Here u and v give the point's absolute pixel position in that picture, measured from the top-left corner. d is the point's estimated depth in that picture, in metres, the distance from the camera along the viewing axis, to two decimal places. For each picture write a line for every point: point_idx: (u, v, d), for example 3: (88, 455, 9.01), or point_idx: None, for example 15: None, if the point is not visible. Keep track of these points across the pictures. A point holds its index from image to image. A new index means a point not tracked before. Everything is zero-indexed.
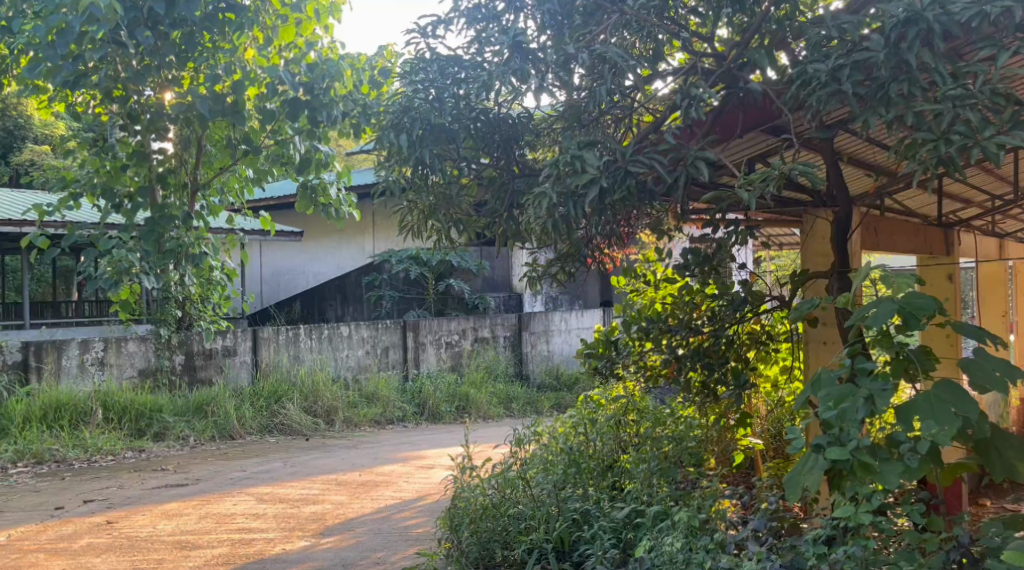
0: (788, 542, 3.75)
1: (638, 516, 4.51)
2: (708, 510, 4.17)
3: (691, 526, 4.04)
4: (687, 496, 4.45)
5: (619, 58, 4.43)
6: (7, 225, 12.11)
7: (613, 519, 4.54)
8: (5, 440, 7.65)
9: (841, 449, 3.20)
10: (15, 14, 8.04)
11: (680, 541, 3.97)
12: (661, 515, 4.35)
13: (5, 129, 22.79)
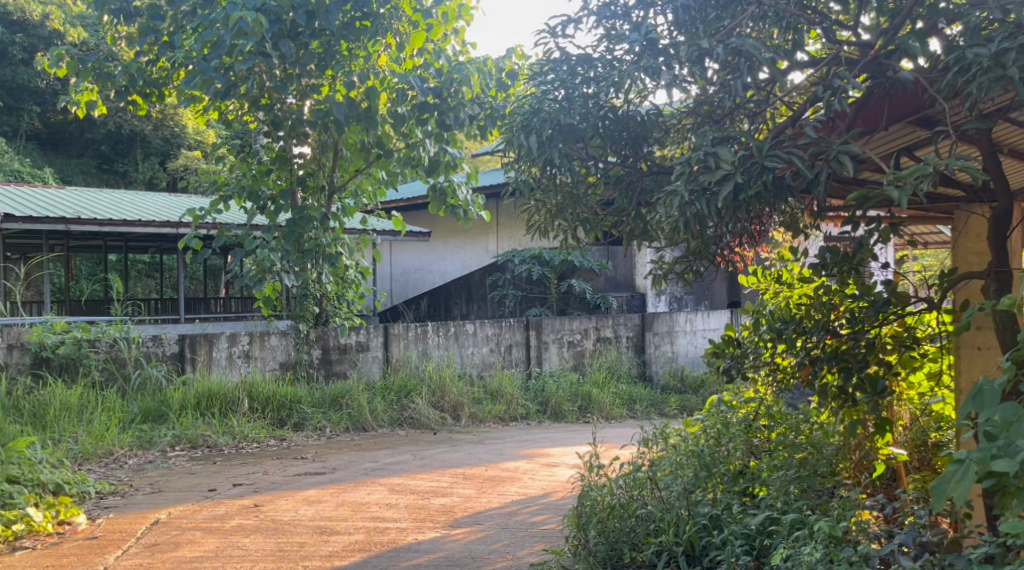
0: (945, 560, 3.70)
1: (773, 524, 4.50)
2: (848, 521, 4.16)
3: (833, 535, 4.05)
4: (825, 506, 4.49)
5: (756, 51, 4.41)
6: (165, 226, 13.08)
7: (745, 526, 4.52)
8: (165, 425, 8.19)
9: (1007, 462, 3.03)
10: (176, 30, 8.73)
11: (820, 552, 3.94)
12: (798, 523, 4.36)
13: (163, 138, 25.19)
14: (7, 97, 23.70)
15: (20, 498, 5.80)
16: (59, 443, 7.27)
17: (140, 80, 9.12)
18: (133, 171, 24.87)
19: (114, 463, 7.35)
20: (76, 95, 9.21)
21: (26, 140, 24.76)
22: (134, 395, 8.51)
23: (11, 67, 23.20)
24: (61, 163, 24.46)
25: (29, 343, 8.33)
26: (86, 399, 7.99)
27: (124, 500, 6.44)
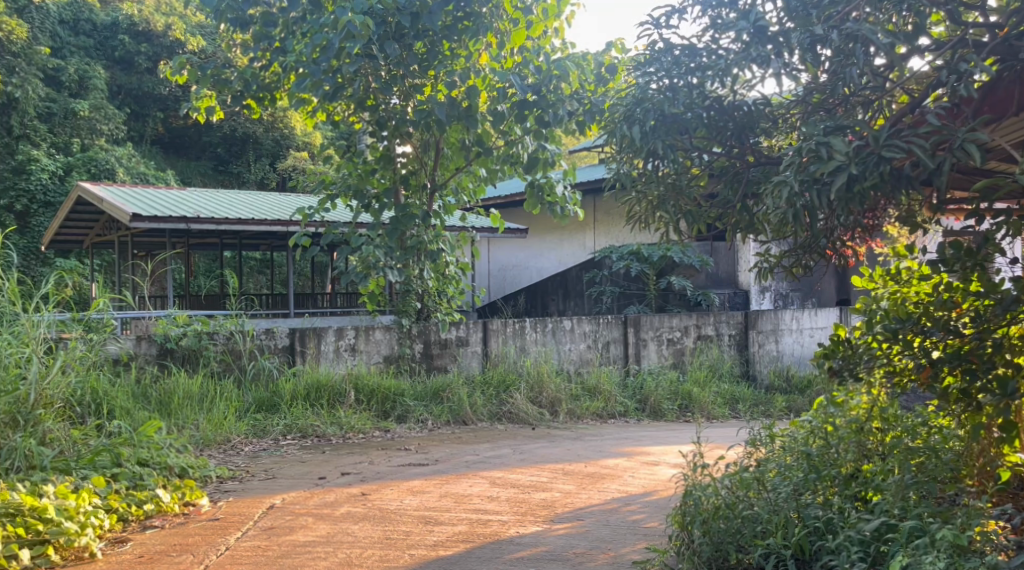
0: None
1: (890, 530, 4.42)
2: (971, 529, 4.13)
3: (957, 546, 4.02)
4: (946, 514, 4.40)
5: (870, 35, 4.36)
6: (276, 225, 13.54)
7: (860, 531, 4.44)
8: (278, 415, 8.55)
9: None
10: (287, 35, 9.11)
11: (944, 561, 3.94)
12: (918, 530, 4.31)
13: (274, 139, 28.22)
14: (135, 103, 27.32)
15: (150, 479, 6.14)
16: (182, 430, 7.64)
17: (254, 85, 9.56)
18: (246, 171, 27.86)
19: (231, 449, 7.70)
20: (196, 102, 9.75)
21: (151, 144, 27.78)
22: (249, 385, 8.93)
23: (137, 74, 26.99)
24: (181, 164, 27.59)
25: (156, 334, 8.77)
26: (206, 389, 8.36)
27: (241, 485, 6.71)
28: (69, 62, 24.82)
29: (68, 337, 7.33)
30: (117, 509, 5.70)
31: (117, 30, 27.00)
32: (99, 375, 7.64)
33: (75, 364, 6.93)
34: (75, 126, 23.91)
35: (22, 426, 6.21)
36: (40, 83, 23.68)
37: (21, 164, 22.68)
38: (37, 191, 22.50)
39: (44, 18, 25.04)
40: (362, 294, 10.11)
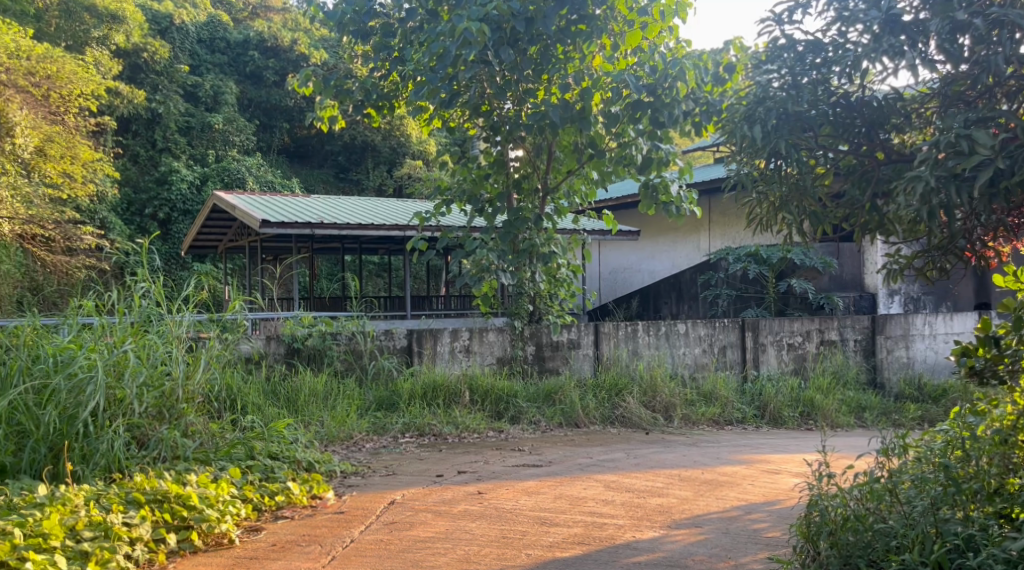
0: None
1: None
2: None
3: None
4: None
5: (1020, 19, 4.27)
6: (394, 230, 13.88)
7: (1004, 550, 4.25)
8: (397, 414, 8.78)
9: None
10: (405, 45, 9.53)
11: None
12: None
13: (391, 147, 28.77)
14: (264, 115, 28.72)
15: (281, 473, 6.49)
16: (309, 427, 8.00)
17: (375, 95, 9.86)
18: (365, 177, 28.55)
19: (353, 446, 7.93)
20: (321, 113, 10.12)
21: (278, 154, 29.06)
22: (370, 384, 9.29)
23: (265, 88, 28.58)
24: (306, 172, 28.61)
25: (284, 335, 9.24)
26: (330, 387, 8.76)
27: (364, 480, 6.91)
28: (205, 78, 26.42)
29: (207, 336, 7.71)
30: (252, 499, 6.02)
31: (248, 46, 28.57)
32: (234, 372, 8.03)
33: (214, 360, 7.22)
34: (210, 139, 25.26)
35: (167, 419, 6.60)
36: (180, 99, 25.13)
37: (163, 174, 23.99)
38: (177, 200, 23.67)
39: (183, 38, 26.96)
40: (476, 297, 10.29)
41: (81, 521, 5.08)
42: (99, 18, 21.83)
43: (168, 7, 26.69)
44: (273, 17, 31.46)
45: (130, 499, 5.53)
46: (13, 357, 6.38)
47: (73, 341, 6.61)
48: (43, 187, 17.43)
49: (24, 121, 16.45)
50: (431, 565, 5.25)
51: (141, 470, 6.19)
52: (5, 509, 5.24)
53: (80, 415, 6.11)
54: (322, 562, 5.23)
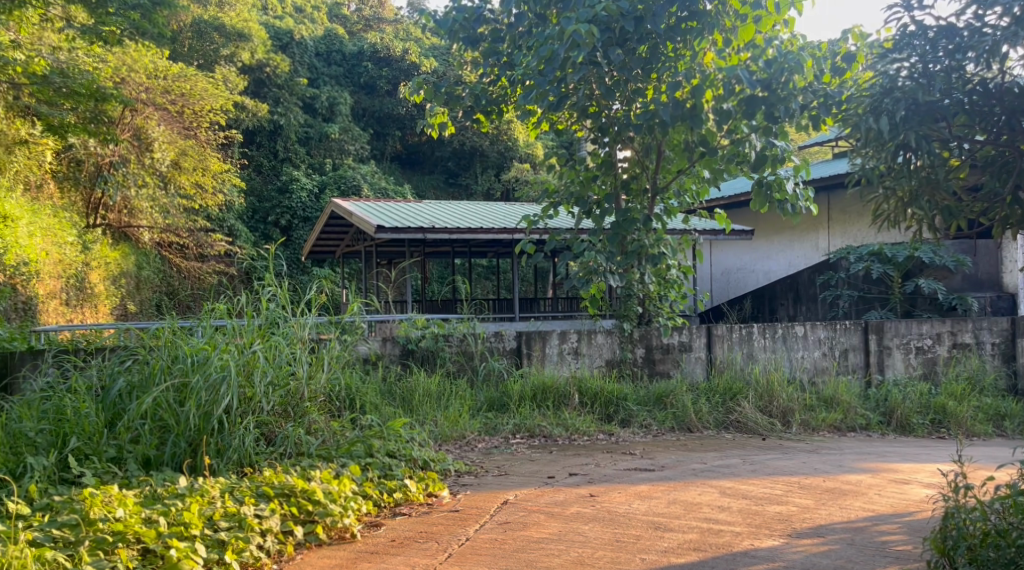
0: None
1: None
2: None
3: None
4: None
5: None
6: (502, 233, 13.91)
7: None
8: (507, 415, 8.78)
9: None
10: (513, 49, 9.56)
11: None
12: None
13: (499, 152, 28.93)
14: (377, 124, 29.40)
15: (398, 470, 6.57)
16: (422, 426, 8.09)
17: (483, 100, 9.88)
18: (474, 182, 28.88)
19: (466, 445, 7.98)
20: (431, 120, 10.09)
21: (390, 162, 29.70)
22: (481, 385, 9.35)
23: (378, 97, 29.19)
24: (417, 179, 29.16)
25: (399, 336, 9.40)
26: (443, 387, 8.83)
27: (477, 480, 6.93)
28: (323, 90, 26.85)
29: (326, 339, 7.86)
30: (372, 496, 6.12)
31: (362, 57, 29.22)
32: (353, 372, 8.12)
33: (334, 362, 7.41)
34: (328, 148, 26.16)
35: (292, 416, 6.81)
36: (300, 111, 25.90)
37: (285, 184, 24.80)
38: (297, 207, 24.42)
39: (302, 52, 27.56)
40: (583, 299, 10.21)
41: (218, 511, 5.27)
42: (227, 37, 22.67)
43: (288, 24, 27.57)
44: (385, 28, 32.12)
45: (261, 492, 5.67)
46: (155, 358, 6.62)
47: (206, 342, 6.74)
48: (179, 199, 18.79)
49: (160, 137, 17.81)
50: (545, 566, 5.19)
51: (269, 466, 6.37)
52: (150, 499, 5.45)
53: (214, 411, 6.31)
54: (439, 559, 5.26)
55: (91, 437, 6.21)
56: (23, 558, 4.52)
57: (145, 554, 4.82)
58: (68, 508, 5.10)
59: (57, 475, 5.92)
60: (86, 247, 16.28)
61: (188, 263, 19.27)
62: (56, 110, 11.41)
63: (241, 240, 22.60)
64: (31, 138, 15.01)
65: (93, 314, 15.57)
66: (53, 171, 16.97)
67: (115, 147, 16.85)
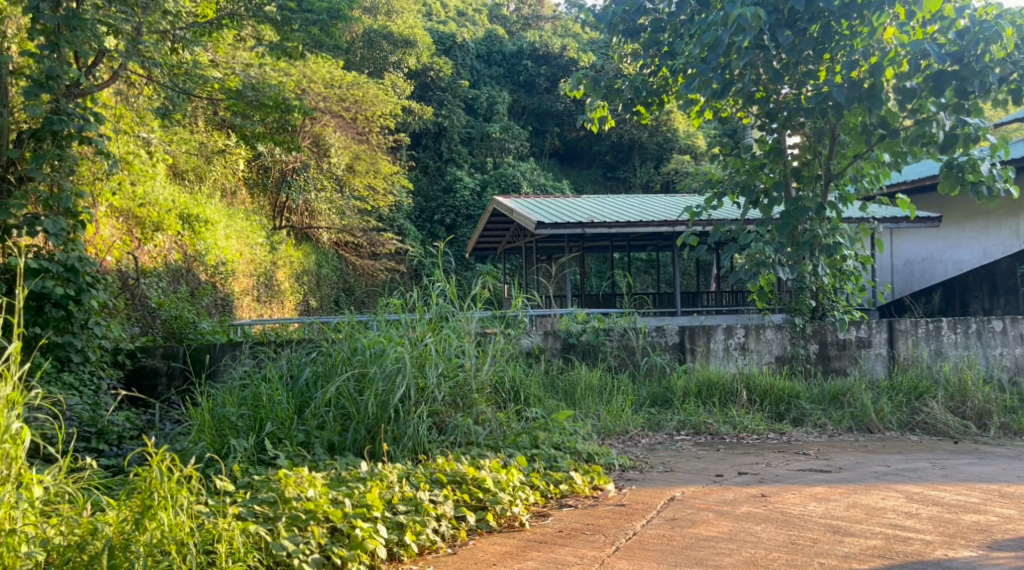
0: None
1: None
2: None
3: None
4: None
5: None
6: (664, 226, 13.53)
7: None
8: (671, 411, 8.50)
9: None
10: (674, 38, 9.26)
11: None
12: None
13: (658, 144, 28.38)
14: (536, 121, 29.58)
15: (563, 462, 6.46)
16: (585, 419, 7.92)
17: (644, 91, 9.64)
18: (633, 175, 28.57)
19: (630, 440, 7.77)
20: (591, 114, 9.94)
21: (549, 159, 29.79)
22: (643, 380, 9.12)
23: (537, 95, 29.37)
24: (576, 174, 29.14)
25: (559, 330, 9.27)
26: (606, 382, 8.64)
27: (643, 475, 6.70)
28: (483, 90, 27.31)
29: (491, 331, 7.75)
30: (540, 487, 6.00)
31: (521, 56, 29.39)
32: (517, 365, 8.02)
33: (500, 355, 7.35)
34: (489, 147, 26.50)
35: (460, 407, 6.78)
36: (462, 112, 26.28)
37: (449, 183, 25.22)
38: (461, 205, 24.74)
39: (464, 55, 27.98)
40: (752, 292, 9.72)
41: (397, 495, 5.31)
42: (395, 45, 23.20)
43: (451, 28, 28.06)
44: (545, 26, 32.16)
45: (434, 479, 5.67)
46: (336, 349, 6.79)
47: (382, 335, 6.85)
48: (353, 200, 19.35)
49: (337, 143, 18.64)
50: (716, 565, 4.91)
51: (442, 454, 6.36)
52: (335, 481, 5.50)
53: (391, 400, 6.35)
54: (608, 552, 5.07)
55: (283, 422, 6.37)
56: (231, 530, 4.48)
57: (333, 532, 4.86)
58: (265, 487, 5.15)
59: (256, 456, 6.08)
60: (273, 248, 17.06)
61: (361, 261, 19.77)
62: (249, 123, 10.55)
63: (410, 239, 23.05)
64: (228, 149, 16.11)
65: (281, 309, 16.19)
66: (245, 178, 17.81)
67: (297, 154, 17.69)
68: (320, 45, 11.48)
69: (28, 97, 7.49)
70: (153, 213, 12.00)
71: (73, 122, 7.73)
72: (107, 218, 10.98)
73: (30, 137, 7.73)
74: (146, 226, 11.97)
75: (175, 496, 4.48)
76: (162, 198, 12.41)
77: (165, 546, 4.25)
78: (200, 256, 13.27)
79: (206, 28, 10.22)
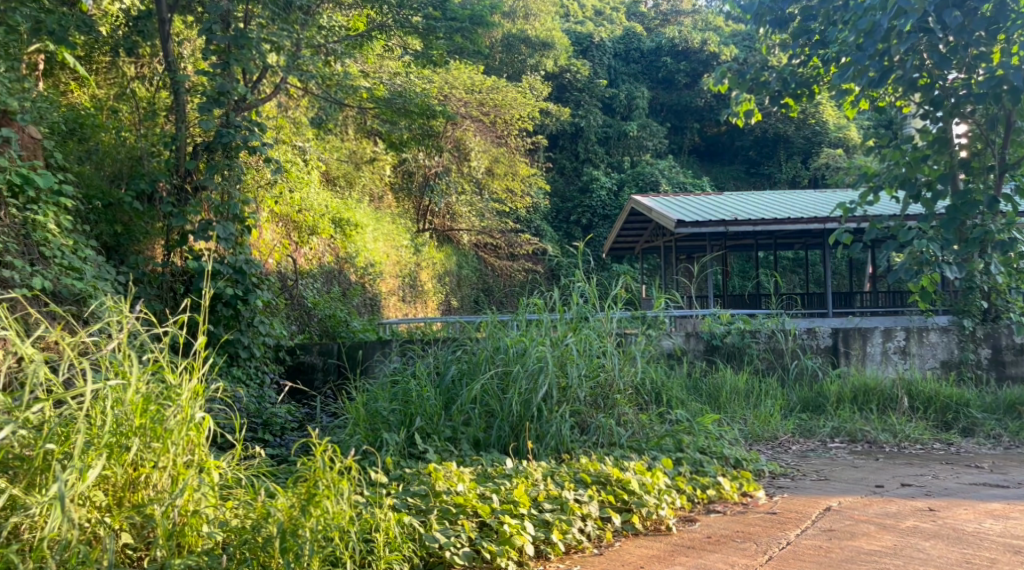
0: None
1: None
2: None
3: None
4: None
5: None
6: (814, 222, 13.04)
7: None
8: (824, 416, 8.17)
9: None
10: (826, 26, 8.86)
11: None
12: None
13: (806, 137, 27.32)
14: (676, 119, 29.33)
15: (711, 467, 6.30)
16: (732, 423, 7.71)
17: (792, 83, 9.39)
18: (779, 171, 27.77)
19: (779, 446, 7.49)
20: (737, 107, 9.71)
21: (689, 156, 29.35)
22: (793, 384, 8.79)
23: (677, 92, 28.94)
24: (717, 171, 28.69)
25: (703, 332, 9.10)
26: (753, 385, 8.42)
27: (795, 483, 6.46)
28: (621, 89, 27.24)
29: (631, 333, 7.63)
30: (686, 491, 5.85)
31: (660, 53, 29.09)
32: (659, 367, 7.87)
33: (644, 357, 7.26)
34: (627, 145, 26.23)
35: (602, 407, 6.72)
36: (599, 112, 26.14)
37: (587, 183, 25.14)
38: (598, 205, 24.59)
39: (602, 54, 27.92)
40: (915, 292, 9.19)
41: (542, 493, 5.29)
42: (533, 48, 23.33)
43: (588, 28, 28.04)
44: (685, 20, 31.58)
45: (579, 479, 5.63)
46: (479, 348, 6.82)
47: (524, 335, 6.84)
48: (491, 202, 19.58)
49: (477, 147, 18.88)
50: None
51: (585, 454, 6.29)
52: (482, 477, 5.53)
53: (534, 399, 6.35)
54: (760, 561, 4.89)
55: (432, 417, 6.45)
56: (387, 520, 4.55)
57: (482, 527, 4.90)
58: (417, 480, 5.27)
59: (407, 449, 6.19)
60: (417, 250, 17.39)
61: (501, 262, 19.94)
62: (395, 129, 10.85)
63: (547, 239, 23.13)
64: (376, 155, 16.66)
65: (424, 309, 16.50)
66: (391, 182, 18.46)
67: (440, 159, 18.06)
68: (464, 52, 11.62)
69: (201, 112, 7.90)
70: (309, 218, 12.39)
71: (240, 133, 8.06)
72: (269, 223, 11.32)
73: (204, 150, 8.13)
74: (303, 229, 12.33)
75: (337, 486, 4.54)
76: (317, 203, 12.90)
77: (329, 532, 4.34)
78: (350, 258, 13.67)
79: (358, 40, 10.34)
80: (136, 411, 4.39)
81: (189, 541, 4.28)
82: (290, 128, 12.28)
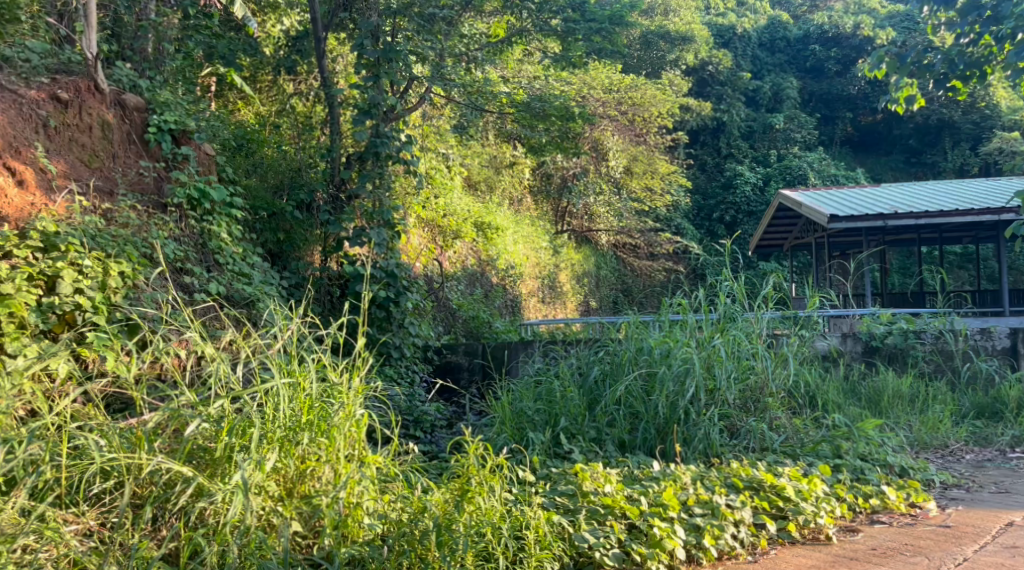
0: None
1: None
2: None
3: None
4: None
5: None
6: (986, 214, 12.28)
7: None
8: (1003, 424, 7.80)
9: None
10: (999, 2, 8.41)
11: None
12: None
13: (975, 122, 25.90)
14: (825, 107, 28.29)
15: (873, 475, 6.15)
16: (896, 429, 7.46)
17: (961, 64, 8.93)
18: (944, 159, 26.52)
19: (951, 455, 7.20)
20: (896, 93, 9.24)
21: (843, 147, 28.39)
22: (965, 389, 8.46)
23: (828, 80, 28.02)
24: (873, 163, 28.16)
25: (861, 333, 8.96)
26: (917, 390, 8.15)
27: (970, 495, 6.24)
28: (766, 80, 26.77)
29: (783, 335, 7.52)
30: (847, 499, 5.75)
31: (809, 40, 28.34)
32: (813, 370, 7.73)
33: (796, 359, 7.15)
34: (772, 139, 25.52)
35: (752, 410, 6.68)
36: (742, 106, 25.66)
37: (730, 179, 24.60)
38: (742, 202, 24.02)
39: (745, 45, 27.52)
40: None
41: (692, 497, 5.28)
42: (672, 43, 22.96)
43: (730, 20, 27.58)
44: (835, 5, 30.51)
45: (730, 483, 5.62)
46: (623, 348, 6.89)
47: (668, 336, 6.85)
48: (630, 202, 19.54)
49: (615, 146, 18.93)
50: None
51: (734, 458, 6.27)
52: (630, 479, 5.63)
53: (681, 401, 6.36)
54: None
55: (576, 417, 6.58)
56: (537, 519, 4.70)
57: (631, 529, 4.96)
58: (564, 480, 5.39)
59: (552, 449, 6.34)
60: (556, 251, 17.55)
61: (641, 262, 19.86)
62: (534, 133, 10.99)
63: (688, 238, 22.87)
64: (516, 158, 16.92)
65: (563, 310, 16.67)
66: (531, 184, 18.72)
67: (578, 160, 18.20)
68: (601, 52, 11.69)
69: (354, 124, 8.30)
70: (453, 223, 12.71)
71: (392, 144, 8.42)
72: (416, 228, 11.73)
73: (355, 159, 8.51)
74: (447, 234, 12.64)
75: (489, 483, 4.81)
76: (460, 209, 13.25)
77: (482, 528, 4.52)
78: (491, 261, 13.93)
79: (499, 46, 10.53)
80: (303, 408, 4.78)
81: (351, 532, 4.49)
82: (434, 135, 12.66)
